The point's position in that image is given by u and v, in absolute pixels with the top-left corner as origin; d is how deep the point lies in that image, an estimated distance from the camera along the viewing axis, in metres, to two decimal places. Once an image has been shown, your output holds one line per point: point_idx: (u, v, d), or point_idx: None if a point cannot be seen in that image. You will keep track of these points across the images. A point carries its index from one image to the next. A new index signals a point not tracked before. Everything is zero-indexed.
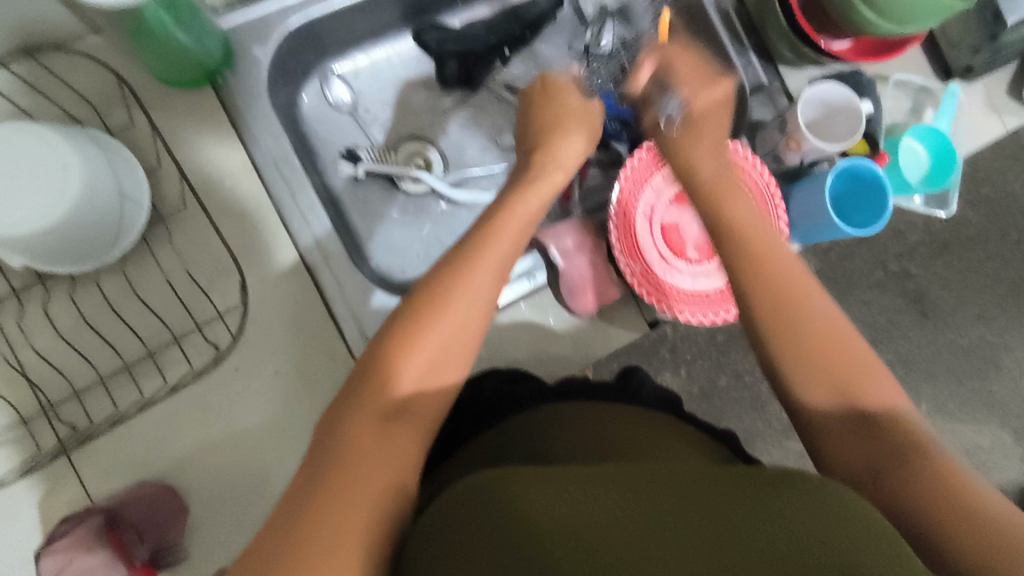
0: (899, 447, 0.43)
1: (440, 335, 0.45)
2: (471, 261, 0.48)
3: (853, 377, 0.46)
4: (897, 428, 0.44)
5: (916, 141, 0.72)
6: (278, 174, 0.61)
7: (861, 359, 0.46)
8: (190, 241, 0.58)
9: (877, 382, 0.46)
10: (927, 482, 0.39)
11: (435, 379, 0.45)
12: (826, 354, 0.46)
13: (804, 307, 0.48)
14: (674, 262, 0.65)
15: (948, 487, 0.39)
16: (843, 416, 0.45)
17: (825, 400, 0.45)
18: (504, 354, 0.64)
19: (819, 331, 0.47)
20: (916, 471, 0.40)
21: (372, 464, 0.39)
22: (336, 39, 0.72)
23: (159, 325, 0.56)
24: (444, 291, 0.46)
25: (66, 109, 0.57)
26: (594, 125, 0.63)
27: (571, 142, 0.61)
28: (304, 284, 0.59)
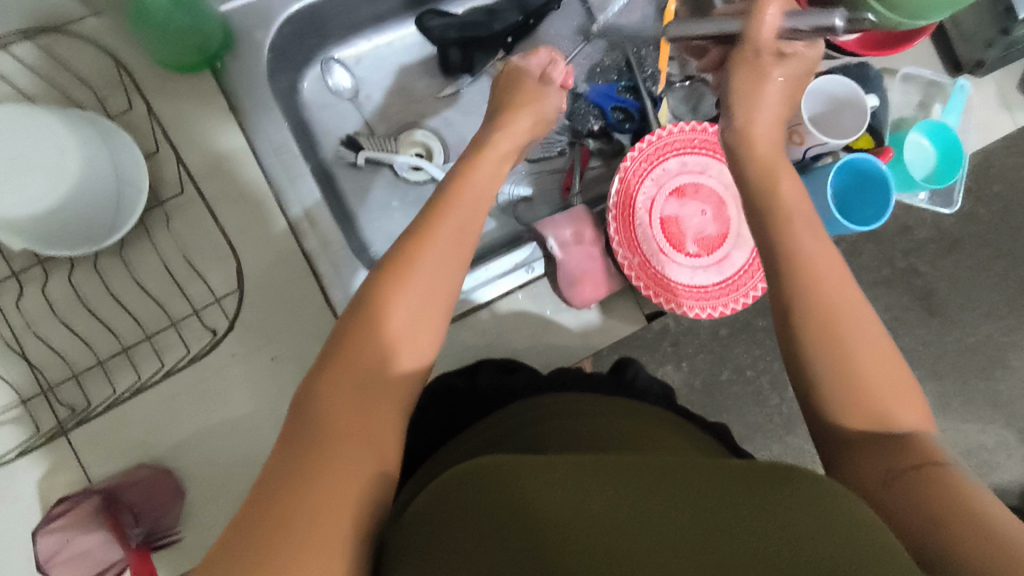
0: (920, 456, 0.40)
1: (406, 304, 0.45)
2: (431, 238, 0.49)
3: (882, 387, 0.42)
4: (919, 440, 0.41)
5: (922, 136, 0.71)
6: (277, 162, 0.62)
7: (894, 367, 0.43)
8: (189, 226, 0.58)
9: (906, 394, 0.43)
10: (944, 487, 0.37)
11: (405, 345, 0.45)
12: (862, 360, 0.43)
13: (844, 315, 0.44)
14: (673, 255, 0.65)
15: (958, 492, 0.36)
16: (865, 424, 0.42)
17: (855, 406, 0.42)
18: (501, 345, 0.64)
19: (859, 333, 0.44)
20: (928, 479, 0.38)
21: (353, 436, 0.39)
22: (338, 25, 0.72)
23: (156, 309, 0.56)
24: (410, 264, 0.47)
25: (67, 92, 0.57)
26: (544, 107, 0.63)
27: (522, 121, 0.61)
28: (303, 272, 0.60)
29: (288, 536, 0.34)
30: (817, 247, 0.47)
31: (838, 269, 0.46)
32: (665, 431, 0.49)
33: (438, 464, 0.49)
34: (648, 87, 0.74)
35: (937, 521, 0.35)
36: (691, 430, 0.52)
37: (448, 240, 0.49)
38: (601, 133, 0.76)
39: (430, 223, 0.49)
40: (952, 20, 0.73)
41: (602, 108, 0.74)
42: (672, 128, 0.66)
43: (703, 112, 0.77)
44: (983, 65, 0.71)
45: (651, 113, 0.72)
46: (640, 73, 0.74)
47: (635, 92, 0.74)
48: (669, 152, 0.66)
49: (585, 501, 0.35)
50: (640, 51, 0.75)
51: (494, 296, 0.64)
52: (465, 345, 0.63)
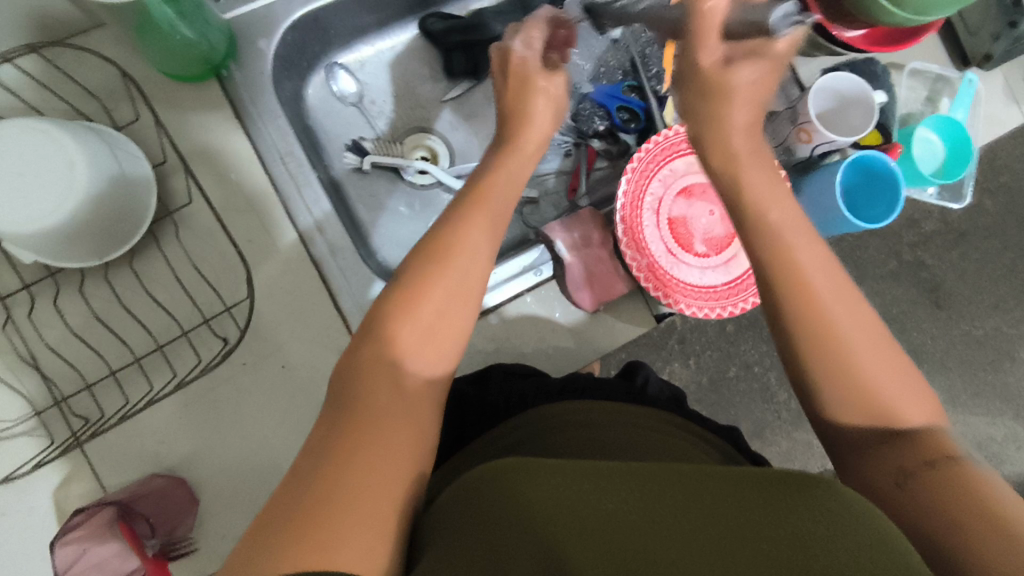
0: (930, 453, 0.39)
1: (443, 286, 0.45)
2: (462, 220, 0.48)
3: (889, 387, 0.41)
4: (930, 434, 0.41)
5: (931, 131, 0.71)
6: (283, 168, 0.61)
7: (894, 358, 0.42)
8: (197, 236, 0.58)
9: (912, 387, 0.42)
10: (960, 488, 0.36)
11: (440, 331, 0.44)
12: (867, 365, 0.42)
13: (849, 331, 0.42)
14: (682, 255, 0.65)
15: (973, 489, 0.36)
16: (869, 423, 0.41)
17: (854, 412, 0.42)
18: (509, 348, 0.64)
19: (861, 336, 0.42)
20: (940, 477, 0.37)
21: (390, 422, 0.39)
22: (342, 31, 0.72)
23: (168, 319, 0.57)
24: (441, 247, 0.46)
25: (73, 104, 0.57)
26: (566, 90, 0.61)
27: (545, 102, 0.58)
28: (311, 278, 0.60)
29: (321, 515, 0.34)
30: (816, 243, 0.45)
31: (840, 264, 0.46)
32: (681, 442, 0.49)
33: (450, 473, 0.49)
34: (653, 87, 0.74)
35: (952, 525, 0.35)
36: (704, 437, 0.51)
37: (478, 230, 0.48)
38: (607, 133, 0.75)
39: (463, 212, 0.49)
40: (957, 14, 0.73)
41: (607, 108, 0.74)
42: (679, 128, 0.66)
43: None
44: (990, 58, 0.71)
45: (656, 111, 0.73)
46: (644, 73, 0.75)
47: (640, 92, 0.75)
48: (677, 153, 0.66)
49: (598, 502, 0.35)
50: (645, 51, 0.76)
51: (502, 300, 0.64)
52: (474, 349, 0.63)
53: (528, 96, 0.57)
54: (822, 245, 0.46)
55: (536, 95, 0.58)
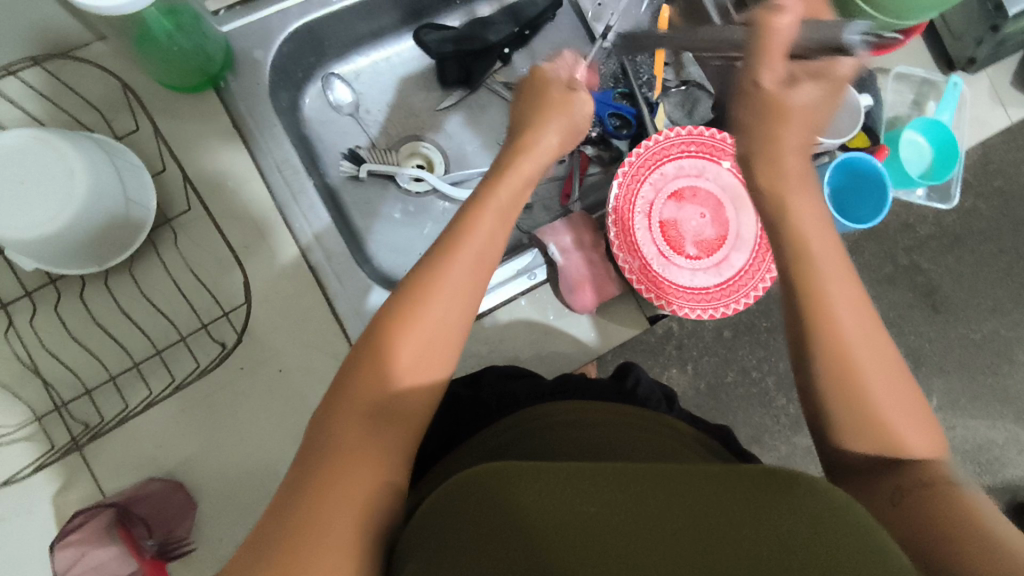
0: (930, 477, 0.40)
1: (431, 319, 0.45)
2: (454, 247, 0.48)
3: (893, 410, 0.43)
4: (930, 463, 0.42)
5: (917, 134, 0.72)
6: (280, 176, 0.63)
7: (903, 385, 0.44)
8: (195, 243, 0.59)
9: (920, 418, 0.43)
10: (955, 508, 0.37)
11: (427, 360, 0.45)
12: (875, 377, 0.43)
13: (857, 344, 0.43)
14: (673, 258, 0.66)
15: (964, 513, 0.37)
16: (876, 451, 0.42)
17: (861, 422, 0.42)
18: (504, 351, 0.64)
19: (872, 354, 0.43)
20: (932, 500, 0.39)
21: (365, 458, 0.41)
22: (338, 42, 0.73)
23: (166, 325, 0.58)
24: (432, 275, 0.46)
25: (74, 115, 0.59)
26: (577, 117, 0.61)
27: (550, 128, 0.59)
28: (307, 284, 0.61)
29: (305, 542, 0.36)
30: (823, 248, 0.46)
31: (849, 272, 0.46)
32: (672, 441, 0.49)
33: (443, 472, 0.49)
34: (643, 93, 0.76)
35: (942, 536, 0.36)
36: (699, 438, 0.51)
37: (469, 260, 0.48)
38: (600, 139, 0.77)
39: (455, 238, 0.49)
40: (942, 19, 0.74)
41: (600, 115, 0.76)
42: (669, 133, 0.66)
43: (698, 117, 0.76)
44: (974, 62, 0.72)
45: (647, 116, 0.74)
46: (634, 79, 0.77)
47: (630, 98, 0.76)
48: (667, 157, 0.67)
49: (582, 505, 0.35)
50: (635, 58, 0.78)
51: (494, 305, 0.64)
52: (469, 353, 0.64)
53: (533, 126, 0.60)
54: (823, 249, 0.46)
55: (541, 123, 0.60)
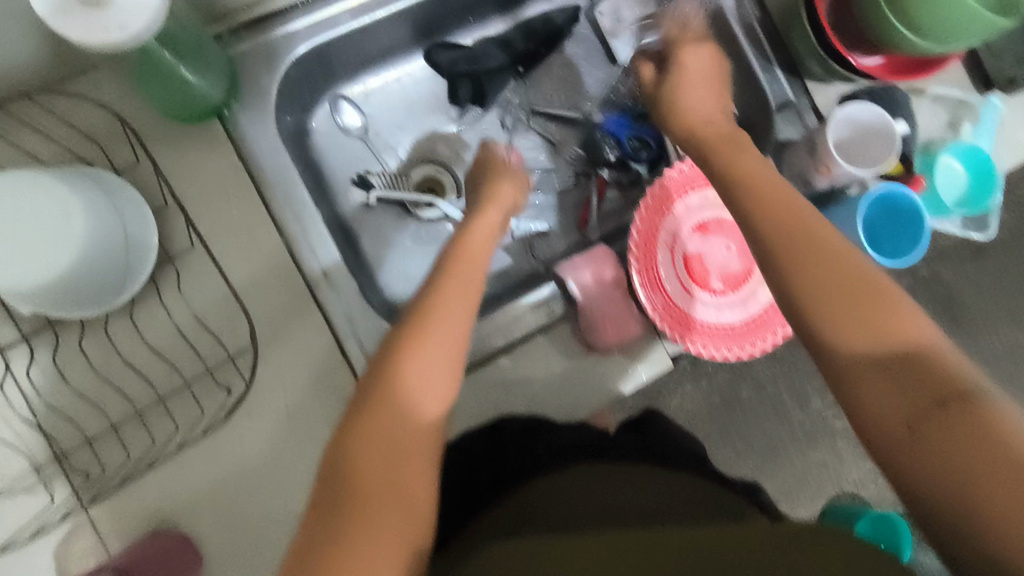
0: (948, 387, 0.39)
1: (423, 354, 0.49)
2: (438, 288, 0.54)
3: (880, 342, 0.42)
4: (926, 351, 0.41)
5: (953, 159, 0.68)
6: (286, 207, 0.60)
7: (903, 313, 0.43)
8: (199, 283, 0.56)
9: (894, 305, 0.43)
10: (970, 428, 0.37)
11: (428, 393, 0.49)
12: (855, 313, 0.43)
13: (846, 279, 0.44)
14: (698, 293, 0.63)
15: (996, 430, 0.36)
16: (873, 343, 0.42)
17: (850, 326, 0.43)
18: (521, 394, 0.61)
19: (843, 292, 0.44)
20: (955, 418, 0.38)
21: (383, 513, 0.43)
22: (347, 62, 0.69)
23: (169, 370, 0.55)
24: (427, 314, 0.52)
25: (71, 149, 0.55)
26: (519, 178, 0.68)
27: (502, 190, 0.65)
28: (316, 324, 0.58)
29: None
30: (809, 223, 0.47)
31: (853, 273, 0.45)
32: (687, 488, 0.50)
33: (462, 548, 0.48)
34: None
35: (964, 495, 0.36)
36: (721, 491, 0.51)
37: (451, 297, 0.53)
38: (618, 163, 0.73)
39: (439, 281, 0.54)
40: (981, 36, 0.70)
41: (618, 137, 0.73)
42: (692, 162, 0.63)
43: None
44: (1016, 82, 0.68)
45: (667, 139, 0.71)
46: None
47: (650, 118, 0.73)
48: (691, 187, 0.64)
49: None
50: None
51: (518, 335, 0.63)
52: (485, 392, 0.61)
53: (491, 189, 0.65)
54: (825, 228, 0.47)
55: (494, 185, 0.65)
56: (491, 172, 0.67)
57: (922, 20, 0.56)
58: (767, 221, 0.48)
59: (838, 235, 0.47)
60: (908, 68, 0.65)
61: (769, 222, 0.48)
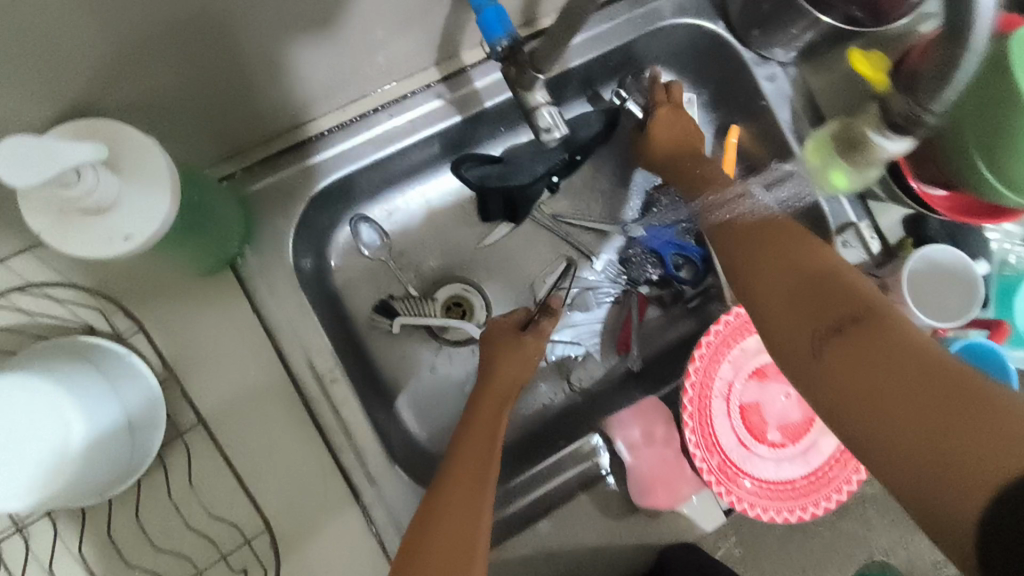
0: (857, 309, 0.41)
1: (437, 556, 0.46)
2: (443, 480, 0.51)
3: (796, 287, 0.45)
4: (883, 320, 0.40)
5: None
6: (307, 364, 0.55)
7: (810, 266, 0.46)
8: (211, 456, 0.51)
9: (832, 281, 0.44)
10: (875, 342, 0.39)
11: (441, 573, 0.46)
12: (781, 295, 0.46)
13: (780, 302, 0.46)
14: (755, 448, 0.57)
15: (910, 351, 0.38)
16: (805, 322, 0.43)
17: (782, 313, 0.45)
18: (563, 562, 0.56)
19: (804, 295, 0.44)
20: (860, 331, 0.40)
21: None
22: (372, 184, 0.63)
23: (179, 557, 0.50)
24: (428, 522, 0.48)
25: (70, 311, 0.50)
26: (531, 351, 0.61)
27: (507, 367, 0.59)
28: (340, 497, 0.52)
29: None
30: (785, 272, 0.46)
31: (802, 279, 0.45)
32: None
33: None
34: None
35: (878, 386, 0.38)
36: None
37: (466, 481, 0.50)
38: (661, 281, 0.69)
39: (444, 486, 0.50)
40: None
41: (660, 254, 0.68)
42: None
43: None
44: None
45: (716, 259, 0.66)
46: None
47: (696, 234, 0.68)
48: (748, 328, 0.58)
49: None
50: None
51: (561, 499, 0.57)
52: (525, 562, 0.55)
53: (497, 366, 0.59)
54: (789, 254, 0.47)
55: (498, 358, 0.60)
56: (492, 348, 0.60)
57: (1000, 162, 0.51)
58: (766, 306, 0.47)
59: (811, 242, 0.48)
60: (982, 211, 0.58)
61: (767, 304, 0.46)
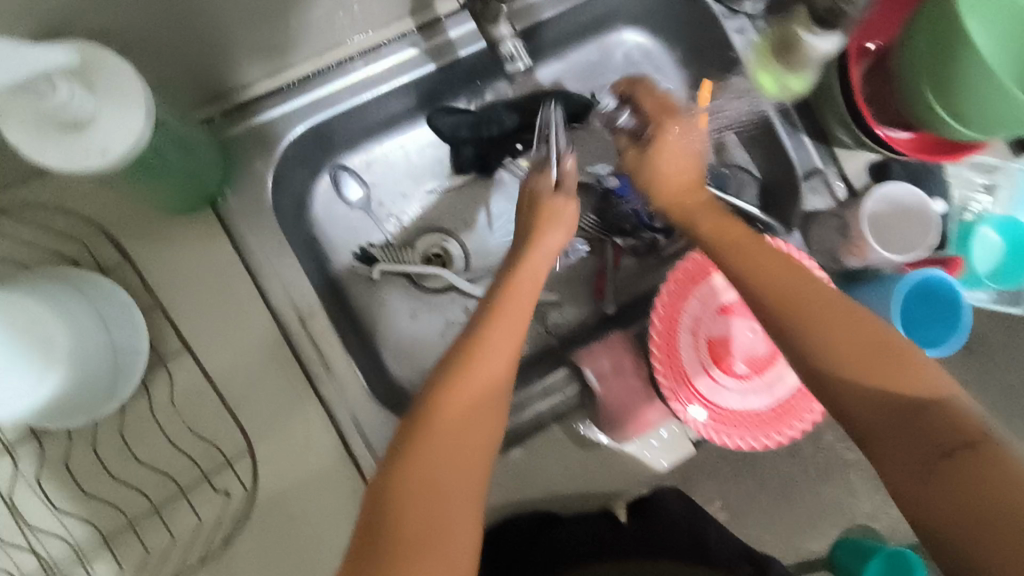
0: (932, 396, 0.43)
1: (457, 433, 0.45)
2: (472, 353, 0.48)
3: (841, 338, 0.46)
4: (952, 399, 0.42)
5: (991, 229, 0.64)
6: (286, 299, 0.57)
7: (862, 320, 0.47)
8: (193, 384, 0.53)
9: (862, 324, 0.46)
10: (951, 420, 0.41)
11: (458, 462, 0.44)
12: (818, 332, 0.46)
13: (834, 318, 0.47)
14: (722, 380, 0.60)
15: (963, 421, 0.41)
16: (870, 383, 0.44)
17: (839, 365, 0.45)
18: (535, 486, 0.59)
19: (844, 327, 0.46)
20: (933, 420, 0.42)
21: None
22: (349, 134, 0.65)
23: (163, 477, 0.52)
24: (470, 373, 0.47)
25: (55, 245, 0.52)
26: (571, 222, 0.57)
27: (552, 239, 0.56)
28: (319, 424, 0.55)
29: None
30: (782, 265, 0.51)
31: (836, 311, 0.47)
32: None
33: None
34: None
35: (983, 496, 0.38)
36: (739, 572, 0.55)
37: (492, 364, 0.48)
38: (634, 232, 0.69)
39: (484, 332, 0.49)
40: None
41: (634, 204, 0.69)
42: None
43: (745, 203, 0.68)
44: None
45: None
46: None
47: None
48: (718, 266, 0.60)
49: None
50: None
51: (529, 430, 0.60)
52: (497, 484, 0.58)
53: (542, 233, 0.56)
54: (825, 297, 0.48)
55: (543, 219, 0.56)
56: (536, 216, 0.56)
57: (954, 102, 0.52)
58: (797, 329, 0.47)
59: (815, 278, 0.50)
60: (946, 149, 0.59)
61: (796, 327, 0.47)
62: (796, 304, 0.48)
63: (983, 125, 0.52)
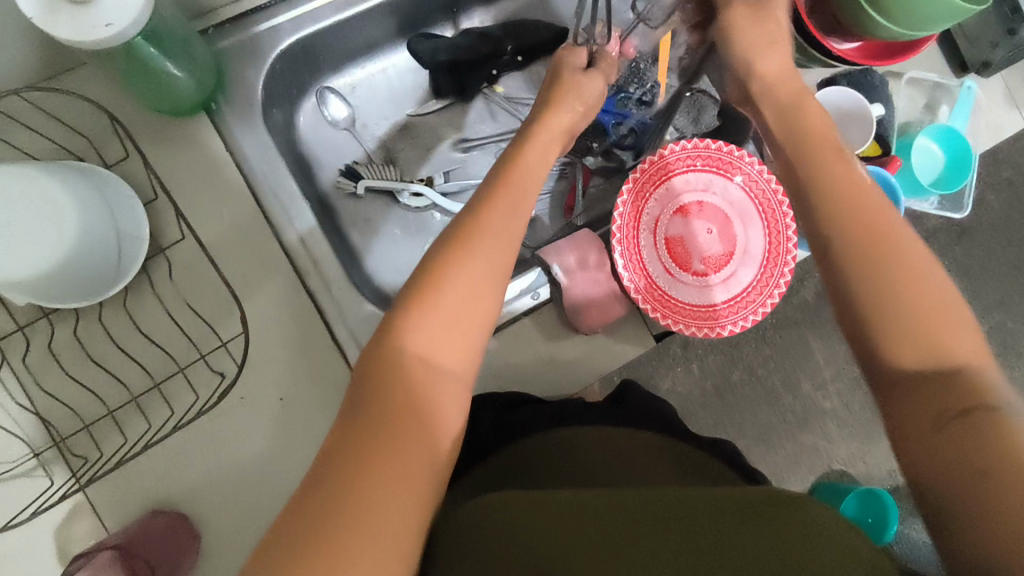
0: (960, 359, 0.39)
1: (445, 313, 0.42)
2: (473, 232, 0.46)
3: (898, 273, 0.41)
4: (977, 369, 0.39)
5: (930, 141, 0.70)
6: (274, 199, 0.61)
7: (923, 263, 0.42)
8: (190, 273, 0.58)
9: (918, 267, 0.42)
10: (968, 395, 0.37)
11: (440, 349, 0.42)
12: (878, 249, 0.43)
13: (900, 237, 0.43)
14: (678, 274, 0.64)
15: (981, 390, 0.38)
16: (901, 294, 0.41)
17: (881, 295, 0.41)
18: (509, 374, 0.63)
19: (899, 253, 0.42)
20: (949, 381, 0.38)
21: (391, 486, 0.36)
22: (334, 56, 0.71)
23: (163, 357, 0.56)
24: (463, 253, 0.45)
25: (62, 145, 0.57)
26: (586, 96, 0.61)
27: (568, 112, 0.59)
28: (307, 311, 0.59)
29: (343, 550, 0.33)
30: (862, 190, 0.45)
31: (906, 242, 0.42)
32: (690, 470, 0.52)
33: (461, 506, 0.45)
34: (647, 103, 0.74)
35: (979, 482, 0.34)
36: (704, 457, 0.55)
37: (491, 235, 0.46)
38: (602, 151, 0.75)
39: (480, 217, 0.47)
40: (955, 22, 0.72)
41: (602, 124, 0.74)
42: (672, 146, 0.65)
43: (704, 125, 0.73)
44: (989, 66, 0.70)
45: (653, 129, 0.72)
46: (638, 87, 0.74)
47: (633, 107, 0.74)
48: (676, 169, 0.66)
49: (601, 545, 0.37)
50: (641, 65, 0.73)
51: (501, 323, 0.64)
52: None
53: (560, 102, 0.59)
54: (882, 206, 0.44)
55: (562, 88, 0.60)
56: (557, 88, 0.60)
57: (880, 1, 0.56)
58: (852, 222, 0.44)
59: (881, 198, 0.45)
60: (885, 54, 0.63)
61: (852, 225, 0.43)
62: (864, 201, 0.44)
63: (912, 20, 0.55)
